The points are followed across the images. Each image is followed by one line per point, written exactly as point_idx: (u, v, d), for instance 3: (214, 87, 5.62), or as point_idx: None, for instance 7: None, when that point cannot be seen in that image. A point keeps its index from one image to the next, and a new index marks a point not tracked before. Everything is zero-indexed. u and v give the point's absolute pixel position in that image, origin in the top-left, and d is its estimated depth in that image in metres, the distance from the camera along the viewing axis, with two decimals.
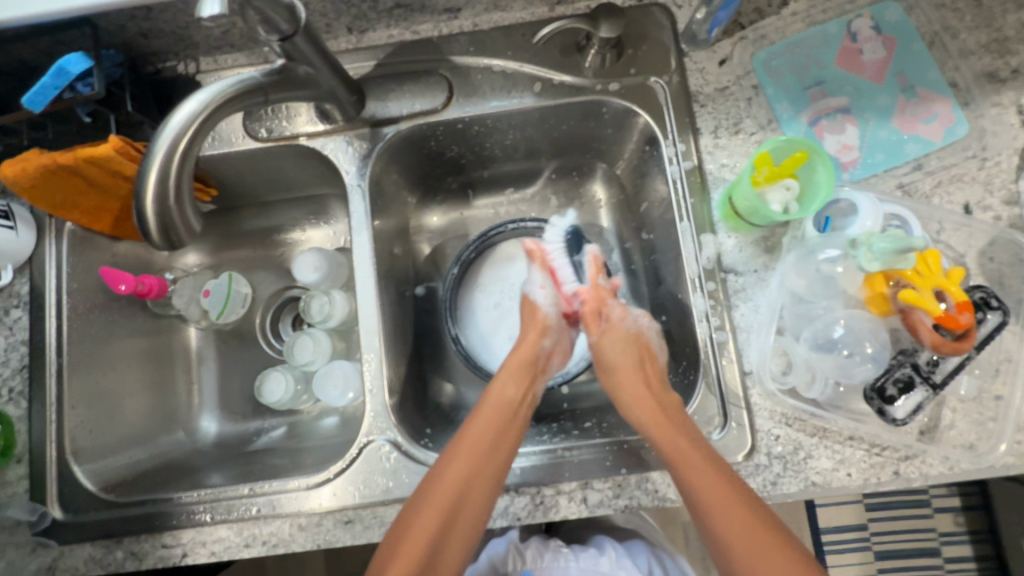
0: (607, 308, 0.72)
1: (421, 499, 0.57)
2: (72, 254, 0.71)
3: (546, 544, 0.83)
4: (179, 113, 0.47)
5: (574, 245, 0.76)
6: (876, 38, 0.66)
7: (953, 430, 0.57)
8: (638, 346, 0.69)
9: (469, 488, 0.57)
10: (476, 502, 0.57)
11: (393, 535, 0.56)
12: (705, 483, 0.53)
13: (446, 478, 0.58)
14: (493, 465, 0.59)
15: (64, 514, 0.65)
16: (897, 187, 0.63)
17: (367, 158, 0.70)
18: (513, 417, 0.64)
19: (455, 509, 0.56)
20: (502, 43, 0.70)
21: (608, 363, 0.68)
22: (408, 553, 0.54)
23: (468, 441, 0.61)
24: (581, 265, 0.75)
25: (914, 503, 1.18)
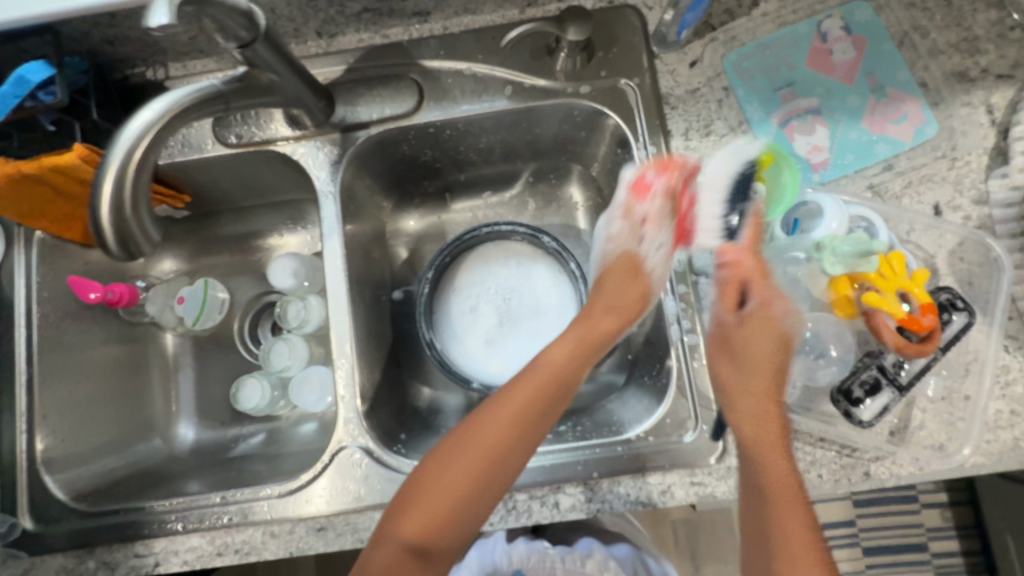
0: (752, 292, 0.57)
1: (446, 454, 0.54)
2: (41, 263, 0.70)
3: (532, 545, 0.82)
4: (134, 122, 0.46)
5: (742, 189, 0.59)
6: (846, 39, 0.66)
7: (922, 430, 0.58)
8: (774, 340, 0.55)
9: (495, 457, 0.54)
10: (498, 473, 0.54)
11: (414, 482, 0.54)
12: (780, 487, 0.48)
13: (476, 440, 0.54)
14: (525, 439, 0.55)
15: (35, 524, 0.65)
16: (867, 188, 0.63)
17: (338, 163, 0.69)
18: (562, 382, 0.57)
19: (476, 476, 0.53)
20: (472, 46, 0.69)
21: (743, 349, 0.55)
22: (422, 506, 0.53)
23: (509, 406, 0.55)
24: (742, 215, 0.58)
25: (902, 499, 1.18)
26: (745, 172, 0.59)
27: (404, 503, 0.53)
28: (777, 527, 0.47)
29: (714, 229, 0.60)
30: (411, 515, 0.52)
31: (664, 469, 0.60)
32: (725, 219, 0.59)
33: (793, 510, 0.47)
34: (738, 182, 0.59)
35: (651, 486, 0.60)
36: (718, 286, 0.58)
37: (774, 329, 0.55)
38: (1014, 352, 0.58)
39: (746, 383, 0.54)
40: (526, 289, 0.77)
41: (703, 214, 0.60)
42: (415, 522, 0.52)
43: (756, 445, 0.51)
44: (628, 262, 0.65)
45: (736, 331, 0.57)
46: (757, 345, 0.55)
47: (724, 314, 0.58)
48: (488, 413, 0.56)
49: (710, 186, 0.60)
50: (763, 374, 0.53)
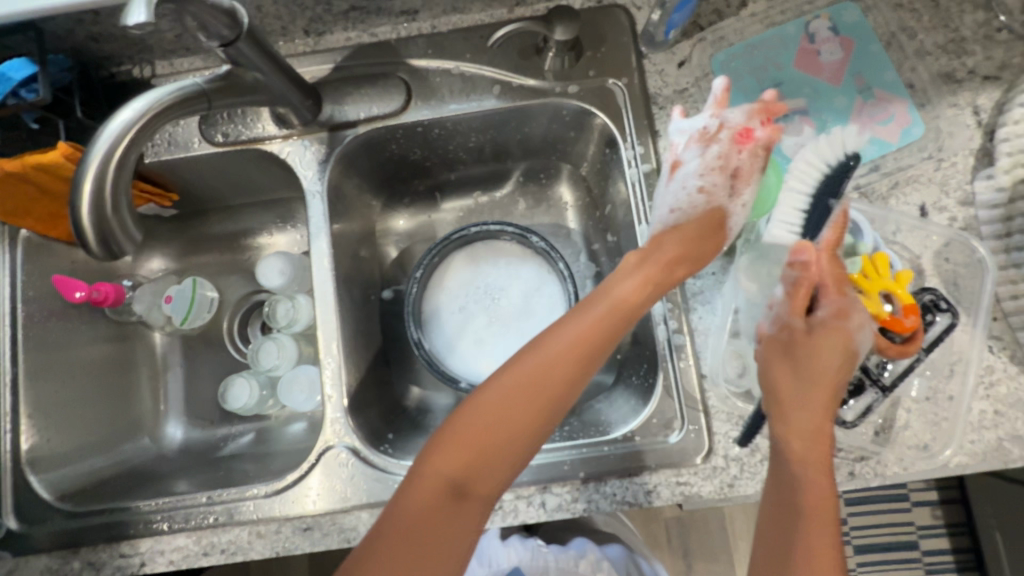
0: (834, 301, 0.51)
1: (493, 387, 0.50)
2: (26, 261, 0.70)
3: (526, 543, 0.82)
4: (114, 121, 0.46)
5: (831, 186, 0.58)
6: (833, 40, 0.66)
7: (907, 430, 0.58)
8: (843, 358, 0.49)
9: (549, 393, 0.50)
10: (550, 411, 0.50)
11: (457, 419, 0.50)
12: (818, 507, 0.44)
13: (529, 374, 0.50)
14: (580, 375, 0.52)
15: (20, 524, 0.65)
16: (854, 189, 0.63)
17: (326, 162, 0.69)
18: (624, 317, 0.54)
19: (529, 411, 0.50)
20: (460, 45, 0.69)
21: (809, 357, 0.50)
22: (467, 440, 0.48)
23: (566, 341, 0.52)
24: (827, 213, 0.56)
25: (893, 498, 1.19)
26: (838, 171, 0.59)
27: (444, 439, 0.49)
28: (807, 551, 0.43)
29: (794, 217, 0.57)
30: (453, 451, 0.48)
31: (651, 469, 0.60)
32: (809, 214, 0.57)
33: (829, 535, 0.43)
34: (829, 176, 0.59)
35: (638, 486, 0.60)
36: (789, 285, 0.53)
37: (844, 341, 0.50)
38: (998, 353, 0.58)
39: (806, 395, 0.49)
40: (514, 288, 0.77)
41: (785, 199, 0.58)
42: (459, 457, 0.48)
43: (802, 459, 0.47)
44: (715, 218, 0.60)
45: (804, 340, 0.51)
46: (825, 356, 0.49)
47: (791, 318, 0.52)
48: (542, 347, 0.51)
49: (799, 174, 0.59)
50: (825, 390, 0.48)
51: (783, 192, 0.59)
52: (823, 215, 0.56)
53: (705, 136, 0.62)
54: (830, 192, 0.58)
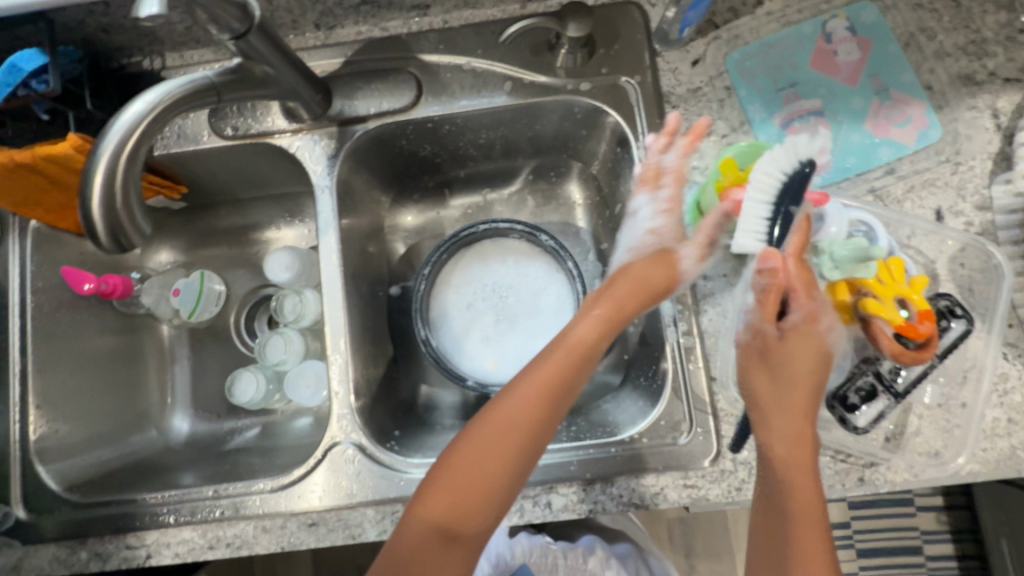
0: (800, 305, 0.51)
1: (471, 436, 0.50)
2: (36, 252, 0.70)
3: (537, 539, 0.82)
4: (126, 114, 0.46)
5: (794, 192, 0.53)
6: (850, 39, 0.65)
7: (918, 436, 0.57)
8: (817, 362, 0.51)
9: (520, 440, 0.50)
10: (524, 456, 0.50)
11: (439, 468, 0.50)
12: (805, 510, 0.47)
13: (502, 422, 0.50)
14: (551, 416, 0.51)
15: (28, 514, 0.65)
16: (869, 192, 0.62)
17: (336, 157, 0.69)
18: (589, 359, 0.53)
19: (505, 459, 0.49)
20: (472, 40, 0.68)
21: (784, 363, 0.51)
22: (450, 489, 0.49)
23: (533, 387, 0.51)
24: (790, 219, 0.52)
25: (898, 502, 1.18)
26: (797, 175, 0.53)
27: (427, 488, 0.50)
28: (799, 553, 0.46)
29: (758, 227, 0.53)
30: (438, 499, 0.49)
31: (658, 472, 0.60)
32: (772, 225, 0.53)
33: (816, 538, 0.46)
34: (790, 181, 0.53)
35: (644, 488, 0.60)
36: (759, 293, 0.52)
37: (816, 344, 0.51)
38: (1013, 360, 0.57)
39: (784, 402, 0.50)
40: (523, 288, 0.76)
41: (747, 212, 0.53)
42: (442, 506, 0.48)
43: (788, 467, 0.48)
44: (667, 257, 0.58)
45: (777, 345, 0.52)
46: (801, 360, 0.50)
47: (763, 325, 0.53)
48: (513, 395, 0.51)
49: (759, 183, 0.53)
50: (802, 394, 0.50)
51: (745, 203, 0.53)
52: (788, 221, 0.52)
53: (653, 175, 0.60)
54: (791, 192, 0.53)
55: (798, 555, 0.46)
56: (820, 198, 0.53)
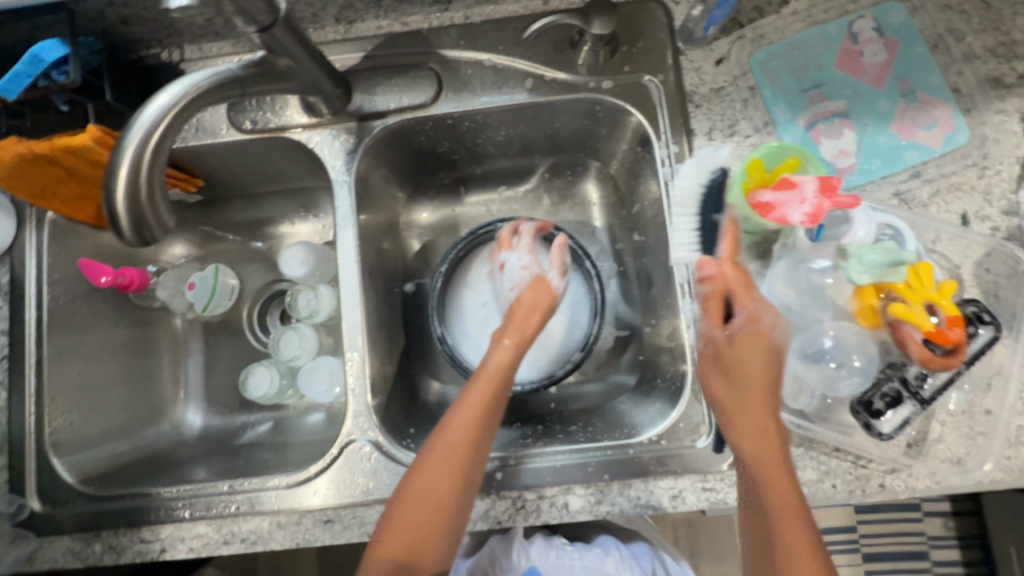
0: (744, 308, 0.54)
1: (413, 475, 0.56)
2: (53, 244, 0.69)
3: (551, 542, 0.81)
4: (151, 108, 0.45)
5: (713, 201, 0.60)
6: (877, 40, 0.64)
7: (940, 443, 0.57)
8: (767, 361, 0.53)
9: (457, 473, 0.55)
10: (463, 486, 0.55)
11: (391, 506, 0.55)
12: (783, 506, 0.49)
13: (438, 457, 0.55)
14: (480, 444, 0.56)
15: (43, 506, 0.65)
16: (893, 195, 0.62)
17: (355, 153, 0.68)
18: (503, 387, 0.60)
19: (446, 491, 0.54)
20: (493, 37, 0.68)
21: (736, 366, 0.53)
22: (403, 525, 0.54)
23: (458, 423, 0.57)
24: (717, 226, 0.59)
25: (905, 507, 1.18)
26: (714, 185, 0.60)
27: (383, 526, 0.55)
28: (783, 546, 0.48)
29: (688, 240, 0.61)
30: (393, 535, 0.54)
31: (676, 474, 0.59)
32: (701, 234, 0.60)
33: (797, 529, 0.48)
34: (709, 193, 0.60)
35: (662, 490, 0.59)
36: (703, 302, 0.57)
37: (766, 342, 0.53)
38: None
39: (745, 403, 0.52)
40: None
41: (676, 227, 0.62)
42: (398, 541, 0.53)
43: (761, 468, 0.50)
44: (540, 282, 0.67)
45: (728, 349, 0.54)
46: (754, 359, 0.52)
47: (713, 332, 0.56)
48: (443, 433, 0.57)
49: (680, 202, 0.62)
50: (762, 392, 0.51)
51: (673, 222, 0.62)
52: (717, 230, 0.59)
53: (508, 239, 0.73)
54: (717, 202, 0.59)
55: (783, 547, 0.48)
56: (852, 202, 0.52)
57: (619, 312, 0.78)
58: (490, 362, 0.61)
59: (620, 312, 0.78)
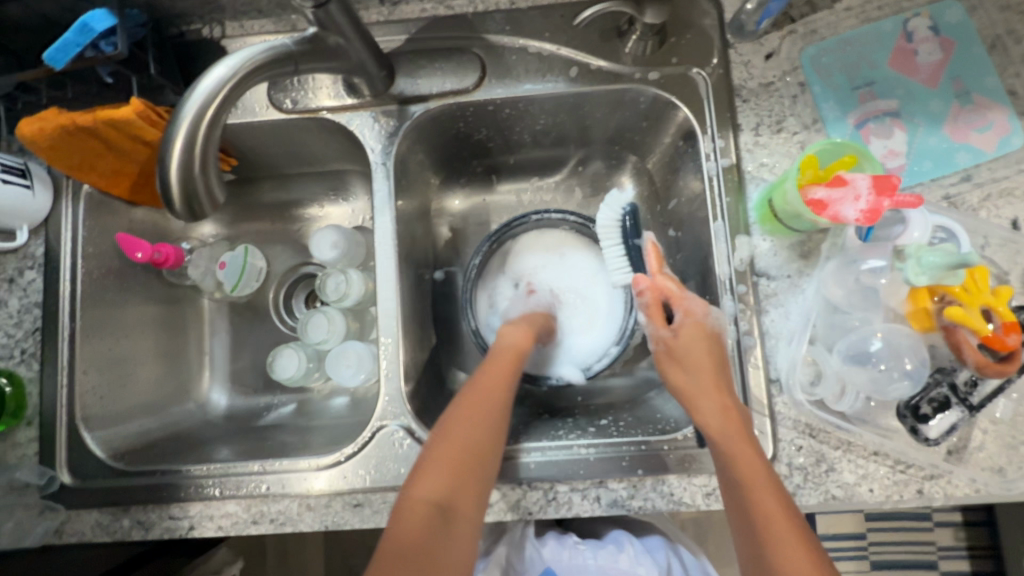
0: (677, 303, 0.62)
1: (448, 423, 0.57)
2: (88, 217, 0.69)
3: (564, 541, 0.78)
4: (207, 79, 0.45)
5: (632, 228, 0.70)
6: (932, 39, 0.63)
7: (983, 452, 0.55)
8: (709, 345, 0.58)
9: (491, 420, 0.57)
10: (494, 433, 0.57)
11: (427, 453, 0.55)
12: (751, 473, 0.49)
13: (474, 406, 0.58)
14: (507, 400, 0.60)
15: (72, 479, 0.65)
16: (942, 198, 0.60)
17: (394, 136, 0.68)
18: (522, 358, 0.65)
19: (480, 436, 0.55)
20: (539, 23, 0.67)
21: (685, 354, 0.58)
22: (441, 466, 0.53)
23: (488, 378, 0.61)
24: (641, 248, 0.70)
25: (915, 516, 1.13)
26: (628, 213, 0.71)
27: (418, 473, 0.53)
28: (762, 515, 0.47)
29: (620, 264, 0.70)
30: (432, 477, 0.52)
31: (710, 472, 0.59)
32: (630, 256, 0.70)
33: (772, 498, 0.47)
34: (626, 224, 0.71)
35: (696, 487, 0.59)
36: (646, 309, 0.64)
37: (706, 331, 0.59)
38: None
39: (700, 382, 0.56)
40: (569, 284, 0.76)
41: (607, 256, 0.71)
42: (436, 481, 0.52)
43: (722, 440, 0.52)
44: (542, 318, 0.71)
45: (675, 342, 0.60)
46: (698, 345, 0.58)
47: (660, 331, 0.62)
48: (473, 387, 0.60)
49: (605, 233, 0.71)
50: (711, 371, 0.56)
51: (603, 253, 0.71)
52: (642, 251, 0.69)
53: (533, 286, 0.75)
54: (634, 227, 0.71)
55: (759, 516, 0.47)
56: (914, 200, 0.50)
57: None
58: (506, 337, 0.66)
59: None
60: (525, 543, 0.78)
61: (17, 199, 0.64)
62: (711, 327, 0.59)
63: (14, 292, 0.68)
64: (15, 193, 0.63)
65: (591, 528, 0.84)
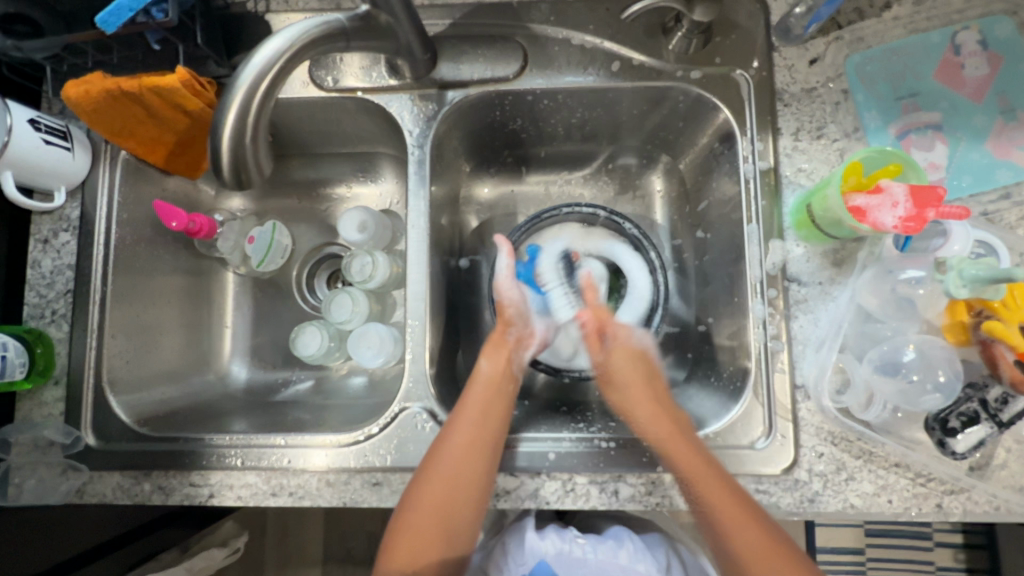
0: (607, 329, 0.71)
1: (422, 479, 0.57)
2: (125, 184, 0.70)
3: (564, 535, 0.73)
4: (263, 51, 0.45)
5: (569, 269, 0.75)
6: (980, 54, 0.62)
7: (1005, 469, 0.55)
8: (639, 365, 0.68)
9: (461, 480, 0.57)
10: (471, 487, 0.57)
11: (397, 515, 0.57)
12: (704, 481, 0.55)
13: (441, 471, 0.57)
14: (488, 444, 0.59)
15: (97, 441, 0.66)
16: (979, 214, 0.60)
17: (432, 120, 0.68)
18: (500, 394, 0.63)
19: (456, 490, 0.56)
20: (584, 15, 0.67)
21: (617, 375, 0.68)
22: (411, 535, 0.56)
23: (461, 433, 0.58)
24: (578, 287, 0.74)
25: (915, 534, 1.09)
26: (565, 259, 0.75)
27: (393, 532, 0.56)
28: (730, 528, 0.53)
29: (563, 301, 0.73)
30: (402, 544, 0.56)
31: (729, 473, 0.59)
32: (570, 295, 0.74)
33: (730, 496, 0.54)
34: (565, 267, 0.75)
35: None
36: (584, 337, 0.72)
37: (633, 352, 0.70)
38: None
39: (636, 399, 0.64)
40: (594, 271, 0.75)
41: (553, 296, 0.73)
42: (407, 545, 0.56)
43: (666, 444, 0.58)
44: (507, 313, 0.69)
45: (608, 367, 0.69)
46: (625, 356, 0.69)
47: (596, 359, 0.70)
48: (444, 444, 0.58)
49: (549, 275, 0.74)
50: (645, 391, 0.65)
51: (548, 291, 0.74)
52: (580, 292, 0.74)
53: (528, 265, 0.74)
54: (574, 267, 0.75)
55: (716, 513, 0.54)
56: (961, 212, 0.50)
57: (672, 308, 0.77)
58: (484, 370, 0.65)
59: (674, 308, 0.77)
60: (523, 533, 0.73)
61: (58, 161, 0.64)
62: (639, 344, 0.71)
63: (47, 253, 0.68)
64: (56, 155, 0.64)
65: (592, 523, 0.80)
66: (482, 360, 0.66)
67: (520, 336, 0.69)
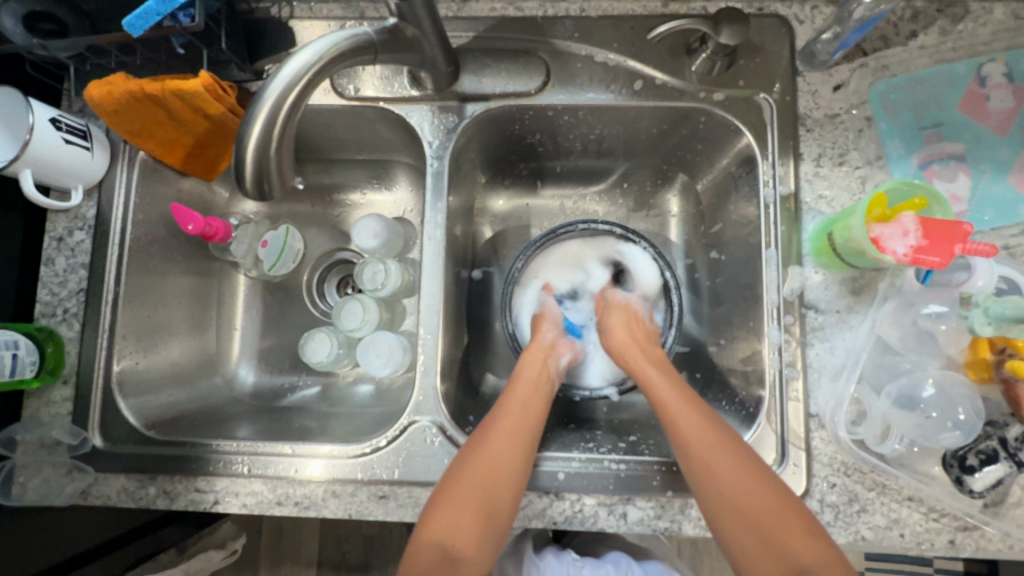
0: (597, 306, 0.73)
1: (465, 461, 0.57)
2: (141, 184, 0.70)
3: (563, 557, 0.72)
4: (292, 63, 0.46)
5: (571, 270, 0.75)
6: (1005, 87, 0.62)
7: (1020, 507, 0.54)
8: (627, 320, 0.69)
9: (503, 466, 0.56)
10: (510, 470, 0.56)
11: (435, 496, 0.56)
12: (738, 488, 0.51)
13: (482, 455, 0.57)
14: (530, 438, 0.59)
15: (104, 443, 0.65)
16: (1000, 248, 0.59)
17: (452, 132, 0.68)
18: (539, 393, 0.64)
19: (496, 473, 0.56)
20: (609, 33, 0.67)
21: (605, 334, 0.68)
22: (449, 515, 0.54)
23: (503, 422, 0.60)
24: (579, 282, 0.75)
25: (913, 560, 1.07)
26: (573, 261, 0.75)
27: (431, 511, 0.55)
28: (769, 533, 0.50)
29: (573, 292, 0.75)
30: (439, 522, 0.54)
31: None
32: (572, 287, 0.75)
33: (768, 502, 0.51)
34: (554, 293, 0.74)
35: None
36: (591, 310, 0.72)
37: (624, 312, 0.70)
38: None
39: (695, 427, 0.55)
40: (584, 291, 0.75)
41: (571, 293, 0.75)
42: (442, 527, 0.54)
43: (709, 452, 0.53)
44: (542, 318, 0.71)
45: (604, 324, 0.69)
46: (612, 315, 0.70)
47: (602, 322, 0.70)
48: (488, 429, 0.59)
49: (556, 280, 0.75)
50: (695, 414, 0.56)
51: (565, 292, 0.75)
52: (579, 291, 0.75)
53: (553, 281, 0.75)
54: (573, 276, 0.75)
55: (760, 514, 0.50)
56: (988, 249, 0.50)
57: (685, 327, 0.76)
58: (524, 372, 0.66)
59: (687, 327, 0.76)
60: (523, 554, 0.73)
61: (76, 160, 0.64)
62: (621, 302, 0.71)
63: (61, 251, 0.68)
64: (75, 154, 0.64)
65: (592, 545, 0.78)
66: (520, 362, 0.67)
67: (554, 342, 0.69)
